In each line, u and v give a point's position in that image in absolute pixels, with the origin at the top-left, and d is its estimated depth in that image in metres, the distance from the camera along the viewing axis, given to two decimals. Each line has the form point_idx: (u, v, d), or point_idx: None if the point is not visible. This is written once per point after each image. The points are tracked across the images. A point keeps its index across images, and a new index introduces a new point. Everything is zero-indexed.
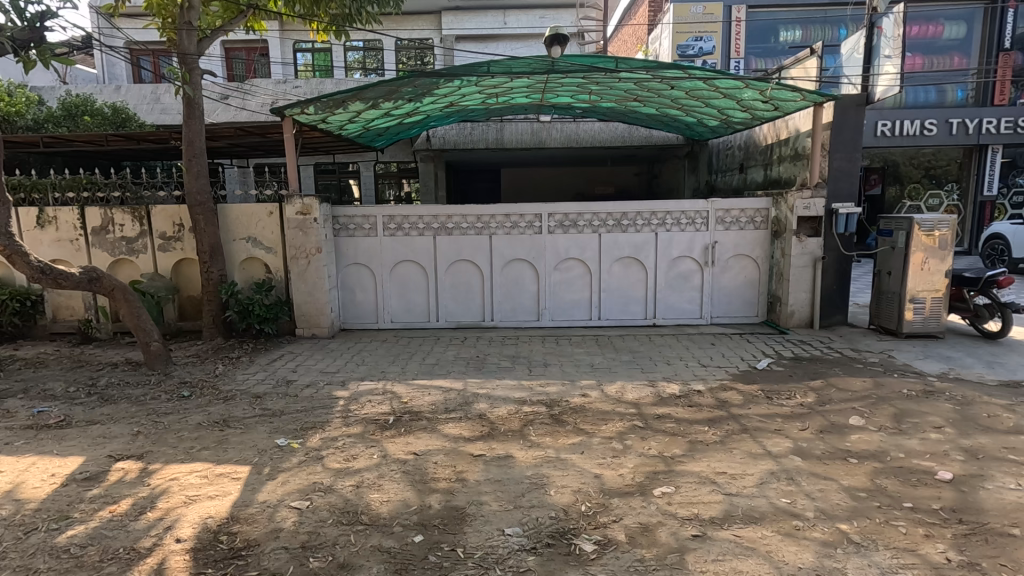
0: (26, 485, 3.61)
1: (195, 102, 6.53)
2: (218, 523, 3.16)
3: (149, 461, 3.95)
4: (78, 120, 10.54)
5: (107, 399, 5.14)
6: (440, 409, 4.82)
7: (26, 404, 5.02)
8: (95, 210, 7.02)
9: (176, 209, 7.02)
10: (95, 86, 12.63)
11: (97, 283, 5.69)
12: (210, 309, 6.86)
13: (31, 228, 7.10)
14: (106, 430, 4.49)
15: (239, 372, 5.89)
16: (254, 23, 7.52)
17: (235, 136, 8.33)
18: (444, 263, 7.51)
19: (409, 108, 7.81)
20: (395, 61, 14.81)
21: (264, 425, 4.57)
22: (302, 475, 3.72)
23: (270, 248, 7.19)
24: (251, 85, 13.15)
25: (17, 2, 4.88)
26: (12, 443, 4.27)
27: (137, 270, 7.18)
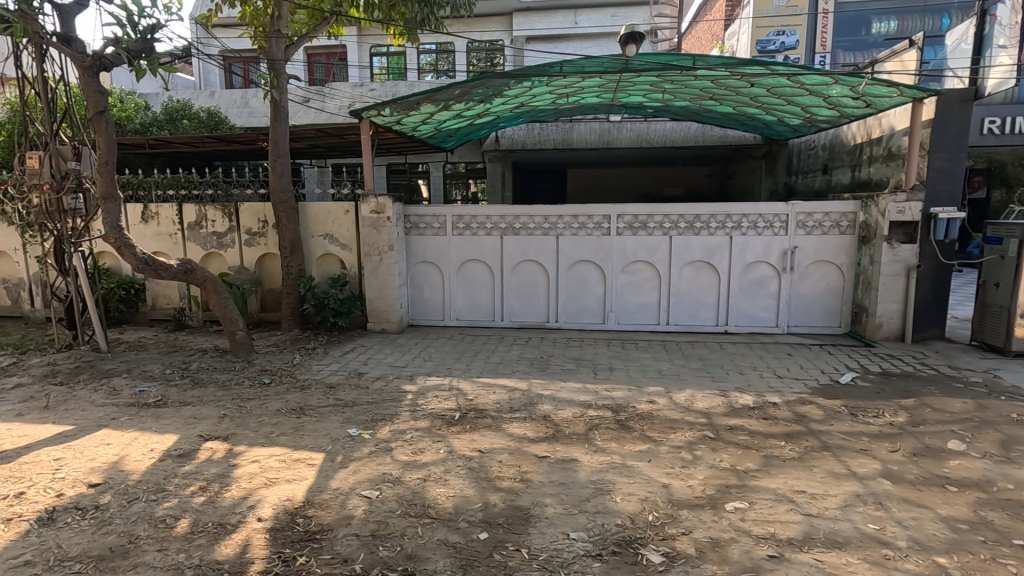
0: (129, 458, 3.95)
1: (282, 106, 6.89)
2: (295, 506, 3.32)
3: (234, 443, 4.22)
4: (178, 123, 11.44)
5: (198, 382, 5.54)
6: (505, 408, 4.85)
7: (129, 383, 5.49)
8: (191, 206, 7.58)
9: (261, 207, 7.45)
10: (192, 91, 13.67)
11: (191, 275, 6.13)
12: (289, 302, 7.24)
13: (136, 222, 7.74)
14: (197, 411, 4.84)
15: (315, 362, 6.18)
16: (336, 29, 7.87)
17: (316, 137, 8.76)
18: (510, 263, 7.55)
19: (480, 109, 7.92)
20: (466, 63, 15.00)
21: (337, 414, 4.77)
22: (373, 466, 3.85)
23: (345, 245, 7.50)
24: (331, 89, 13.79)
25: (132, 16, 5.35)
26: (118, 418, 4.68)
27: (226, 263, 7.68)
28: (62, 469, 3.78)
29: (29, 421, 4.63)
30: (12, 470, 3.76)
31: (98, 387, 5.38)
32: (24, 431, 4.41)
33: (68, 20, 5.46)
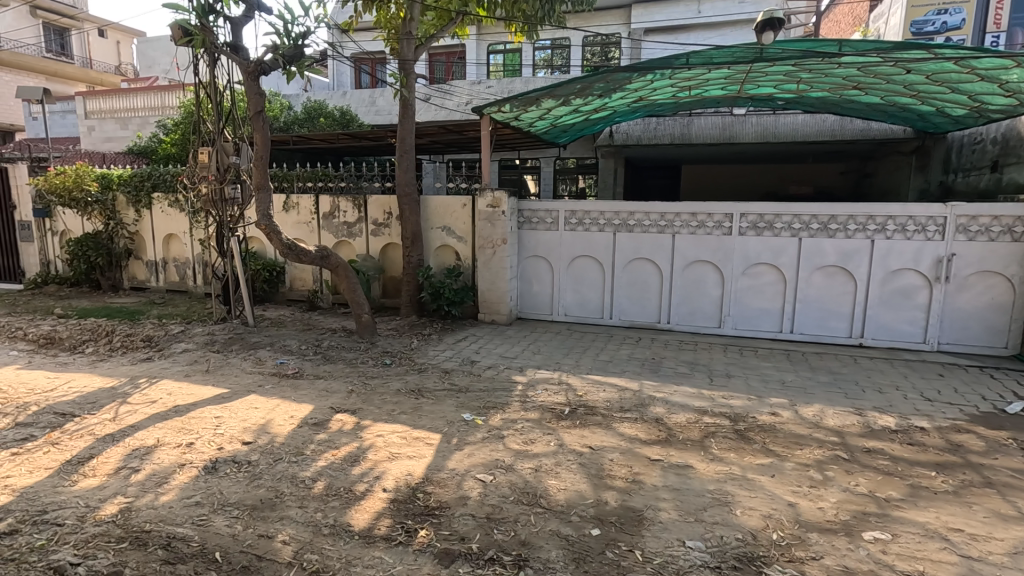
0: (274, 422, 4.42)
1: (411, 104, 7.29)
2: (416, 482, 3.53)
3: (360, 417, 4.57)
4: (315, 122, 12.55)
5: (329, 358, 6.07)
6: (616, 407, 4.79)
7: (273, 355, 6.14)
8: (326, 198, 8.28)
9: (387, 199, 7.95)
10: (328, 92, 14.90)
11: (327, 260, 6.68)
12: (408, 289, 7.68)
13: (280, 211, 8.59)
14: (328, 384, 5.31)
15: (431, 348, 6.51)
16: (461, 29, 8.15)
17: (438, 134, 9.19)
18: (623, 261, 7.42)
19: (598, 104, 7.84)
20: (581, 58, 14.89)
21: (452, 398, 4.99)
22: (486, 451, 3.98)
23: (461, 238, 7.79)
24: (451, 86, 14.42)
25: (288, 26, 5.93)
26: (264, 385, 5.26)
27: (354, 251, 8.30)
28: (222, 426, 4.32)
29: (194, 382, 5.33)
30: (183, 423, 4.36)
31: (248, 357, 6.07)
32: (191, 390, 5.09)
33: (238, 31, 6.16)
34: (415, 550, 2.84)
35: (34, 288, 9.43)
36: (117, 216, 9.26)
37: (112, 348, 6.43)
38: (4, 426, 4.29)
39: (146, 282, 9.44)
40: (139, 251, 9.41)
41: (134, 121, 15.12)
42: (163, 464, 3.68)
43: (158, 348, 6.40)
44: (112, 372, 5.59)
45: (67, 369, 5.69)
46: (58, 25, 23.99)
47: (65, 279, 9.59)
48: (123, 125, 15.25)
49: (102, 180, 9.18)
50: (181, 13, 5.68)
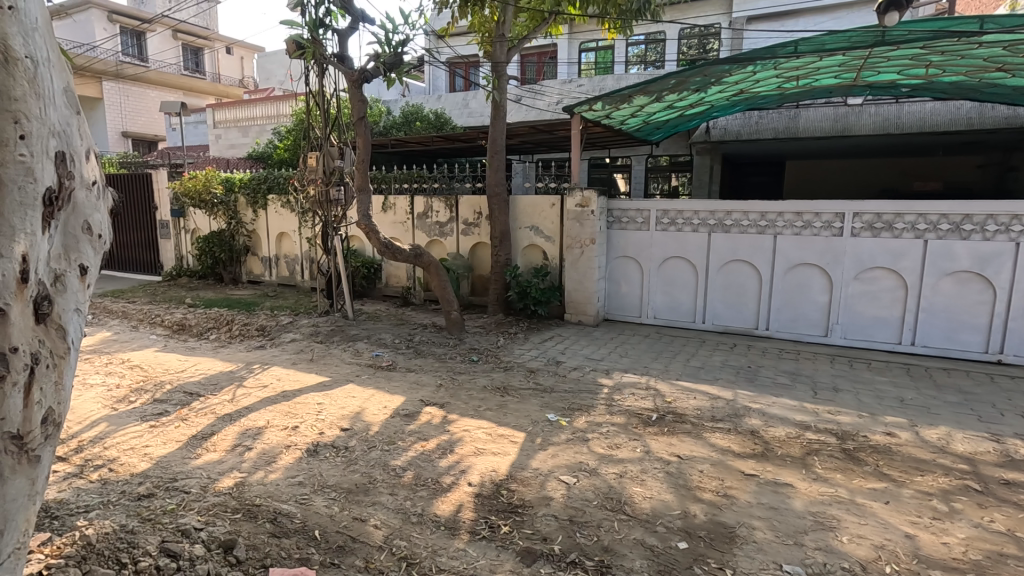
0: (369, 411, 4.67)
1: (502, 105, 7.40)
2: (500, 478, 3.57)
3: (448, 411, 4.71)
4: (412, 125, 13.11)
5: (420, 353, 6.32)
6: (707, 416, 4.57)
7: (369, 347, 6.50)
8: (421, 198, 8.62)
9: (478, 199, 8.14)
10: (424, 96, 15.52)
11: (420, 258, 6.95)
12: (496, 288, 7.81)
13: (377, 211, 9.05)
14: (419, 378, 5.53)
15: (517, 346, 6.58)
16: (553, 29, 8.15)
17: (528, 134, 9.25)
18: (718, 263, 7.06)
19: (693, 99, 7.52)
20: (677, 52, 14.36)
21: (537, 398, 5.01)
22: (570, 452, 3.96)
23: (549, 237, 7.79)
24: (541, 87, 14.55)
25: (389, 35, 6.24)
26: (360, 376, 5.58)
27: (445, 249, 8.57)
28: (323, 412, 4.63)
29: (300, 369, 5.76)
30: (289, 407, 4.73)
31: (347, 348, 6.47)
32: (297, 377, 5.51)
33: (344, 42, 6.57)
34: (497, 546, 2.88)
35: (170, 280, 10.65)
36: (238, 217, 10.21)
37: (232, 335, 7.11)
38: (144, 401, 4.87)
39: (261, 277, 10.34)
40: (255, 248, 10.32)
41: (254, 129, 16.61)
42: (272, 445, 4.01)
43: (270, 338, 7.00)
44: (232, 357, 6.18)
45: (195, 353, 6.37)
46: (194, 45, 26.87)
47: (195, 272, 10.73)
48: (244, 133, 16.81)
49: (226, 184, 10.18)
50: (295, 29, 6.16)
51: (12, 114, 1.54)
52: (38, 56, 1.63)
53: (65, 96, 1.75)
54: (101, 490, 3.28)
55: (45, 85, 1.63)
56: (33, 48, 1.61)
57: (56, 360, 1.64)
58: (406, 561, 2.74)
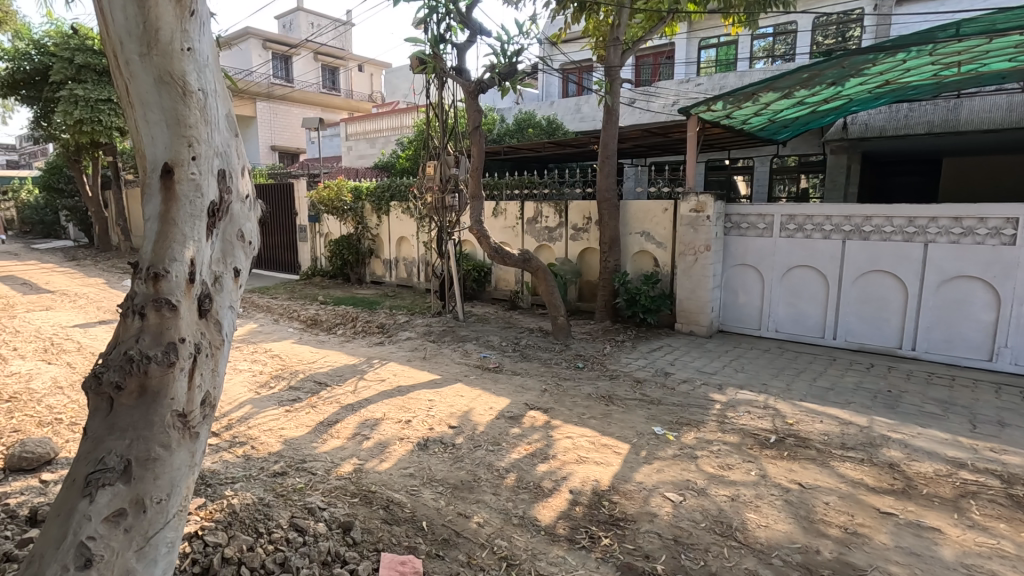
0: (476, 411, 4.83)
1: (615, 109, 7.30)
2: (602, 489, 3.52)
3: (552, 416, 4.72)
4: (524, 132, 13.38)
5: (526, 356, 6.42)
6: (836, 443, 4.14)
7: (478, 349, 6.72)
8: (531, 204, 8.75)
9: (588, 204, 8.09)
10: (537, 103, 15.76)
11: (529, 263, 7.06)
12: (603, 294, 7.70)
13: (489, 217, 9.33)
14: (524, 381, 5.60)
15: (624, 355, 6.44)
16: (671, 28, 7.88)
17: (641, 137, 9.03)
18: (853, 273, 6.39)
19: (828, 93, 6.88)
20: (810, 44, 13.19)
21: (643, 409, 4.86)
22: (677, 469, 3.79)
23: (661, 243, 7.52)
24: (657, 88, 14.18)
25: (505, 45, 6.42)
26: (469, 376, 5.79)
27: (553, 254, 8.61)
28: (433, 408, 4.88)
29: (414, 366, 6.11)
30: (403, 402, 5.02)
31: (457, 349, 6.74)
32: (411, 374, 5.85)
33: (462, 56, 6.87)
34: (597, 557, 2.84)
35: (306, 279, 11.81)
36: (364, 222, 11.06)
37: (356, 331, 7.73)
38: (282, 387, 5.45)
39: (382, 278, 11.11)
40: (378, 251, 11.11)
41: (380, 141, 17.93)
42: (388, 436, 4.29)
43: (388, 335, 7.50)
44: (355, 352, 6.71)
45: (325, 347, 7.00)
46: (332, 65, 29.58)
47: (326, 272, 11.80)
48: (372, 144, 18.20)
49: (355, 192, 11.08)
50: (419, 45, 6.55)
51: (186, 140, 1.81)
52: (208, 89, 1.88)
53: (228, 121, 2.00)
54: (245, 464, 3.72)
55: (212, 112, 1.89)
56: (205, 82, 1.87)
57: (213, 350, 1.88)
58: (506, 562, 2.79)
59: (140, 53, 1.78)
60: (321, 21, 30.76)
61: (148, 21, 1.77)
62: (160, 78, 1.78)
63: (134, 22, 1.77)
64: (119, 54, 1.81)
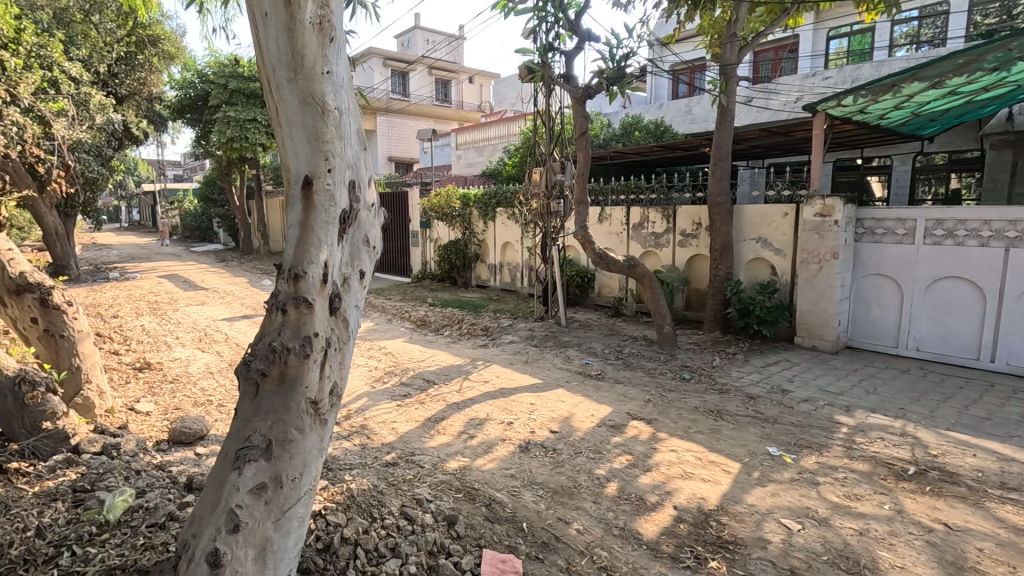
0: (577, 417, 4.81)
1: (730, 109, 6.95)
2: (709, 508, 3.34)
3: (656, 428, 4.58)
4: (632, 136, 13.13)
5: (629, 365, 6.28)
6: (992, 482, 3.60)
7: (580, 355, 6.69)
8: (637, 209, 8.56)
9: (698, 209, 7.76)
10: (645, 106, 15.42)
11: (634, 269, 6.91)
12: (713, 303, 7.32)
13: (594, 222, 9.25)
14: (627, 391, 5.48)
15: (735, 368, 6.08)
16: (796, 19, 7.34)
17: (759, 138, 8.49)
18: (1018, 286, 5.55)
19: (990, 80, 6.02)
20: (966, 24, 11.63)
21: (756, 427, 4.56)
22: (795, 495, 3.50)
23: (780, 250, 7.01)
24: (777, 84, 13.35)
25: (614, 50, 6.36)
26: (570, 382, 5.77)
27: (660, 261, 8.35)
28: (535, 412, 4.93)
29: (516, 369, 6.22)
30: (505, 404, 5.14)
31: (559, 354, 6.76)
32: (514, 377, 5.97)
33: (570, 63, 6.90)
34: None
35: (417, 282, 12.48)
36: (472, 228, 11.47)
37: (462, 333, 8.03)
38: (393, 383, 5.81)
39: (487, 281, 11.43)
40: (483, 256, 11.46)
41: (488, 149, 18.51)
42: (491, 436, 4.41)
43: (492, 338, 7.71)
44: (461, 353, 6.98)
45: (433, 346, 7.36)
46: (444, 78, 31.03)
47: (436, 276, 12.38)
48: (480, 153, 18.83)
49: (463, 199, 11.52)
50: (528, 55, 6.69)
51: (324, 154, 2.01)
52: (343, 107, 2.08)
53: (358, 136, 2.19)
54: (361, 453, 4.01)
55: (346, 128, 2.08)
56: (341, 100, 2.07)
57: (341, 345, 2.06)
58: (606, 571, 2.75)
59: (289, 78, 2.00)
60: (436, 37, 32.40)
61: (295, 49, 1.97)
62: (304, 99, 1.99)
63: (284, 50, 1.98)
64: (271, 79, 2.04)
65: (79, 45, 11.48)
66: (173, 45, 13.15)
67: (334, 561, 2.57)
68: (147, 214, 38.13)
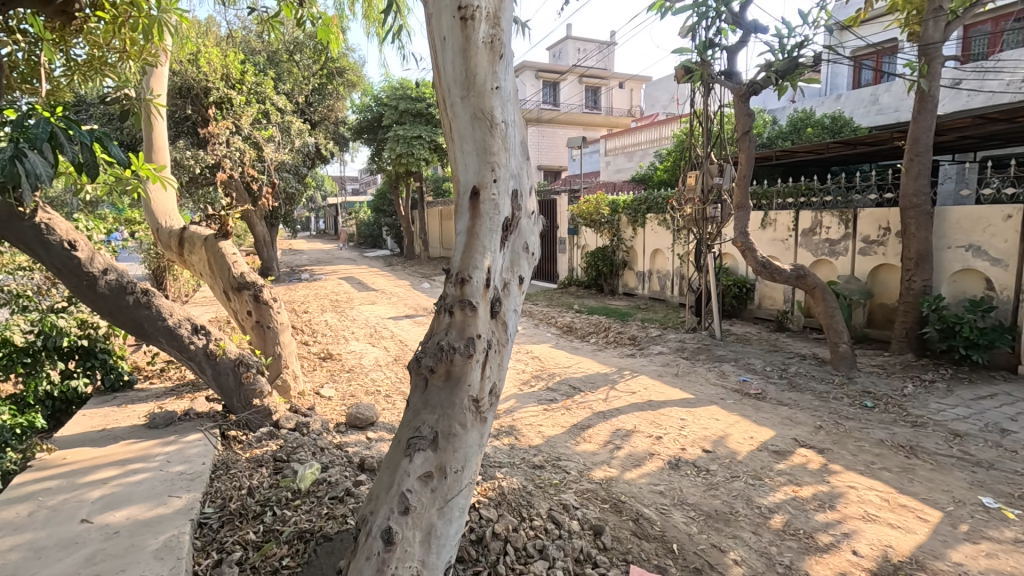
0: (732, 438, 4.47)
1: (931, 96, 5.96)
2: (898, 559, 2.88)
3: (829, 459, 4.07)
4: (802, 133, 11.91)
5: (795, 386, 5.68)
6: None
7: (737, 371, 6.21)
8: (808, 213, 7.73)
9: (886, 212, 6.77)
10: (819, 99, 13.91)
11: (802, 280, 6.25)
12: (904, 320, 6.32)
13: (756, 228, 8.54)
14: (793, 414, 4.95)
15: (933, 399, 5.17)
16: None
17: (970, 126, 7.16)
18: None
19: None
20: None
21: (963, 471, 3.82)
22: (1019, 560, 2.87)
23: (998, 260, 5.83)
24: (996, 62, 11.18)
25: (784, 40, 5.83)
26: (726, 400, 5.38)
27: (835, 271, 7.44)
28: (685, 428, 4.68)
29: (666, 382, 5.96)
30: (653, 417, 4.96)
31: (713, 369, 6.35)
32: (663, 390, 5.72)
33: (733, 58, 6.48)
34: None
35: (564, 288, 12.62)
36: (620, 234, 11.29)
37: (608, 341, 7.93)
38: (541, 387, 5.92)
39: (635, 289, 11.16)
40: (631, 263, 11.22)
41: (638, 154, 18.10)
42: (639, 449, 4.28)
43: (639, 347, 7.49)
44: (607, 361, 6.88)
45: (579, 353, 7.36)
46: (594, 85, 31.09)
47: (582, 282, 12.41)
48: (630, 158, 18.48)
49: (612, 205, 11.39)
50: (686, 54, 6.41)
51: (490, 166, 2.12)
52: (509, 120, 2.18)
53: (522, 147, 2.27)
54: (510, 452, 4.16)
55: (510, 140, 2.18)
56: (507, 114, 2.17)
57: (500, 347, 2.14)
58: None
59: (462, 96, 2.14)
60: (587, 45, 32.61)
61: (469, 69, 2.11)
62: (475, 115, 2.12)
63: (459, 71, 2.13)
64: (446, 98, 2.19)
65: (285, 81, 13.73)
66: (355, 75, 14.81)
67: (485, 554, 2.69)
68: (331, 223, 43.76)
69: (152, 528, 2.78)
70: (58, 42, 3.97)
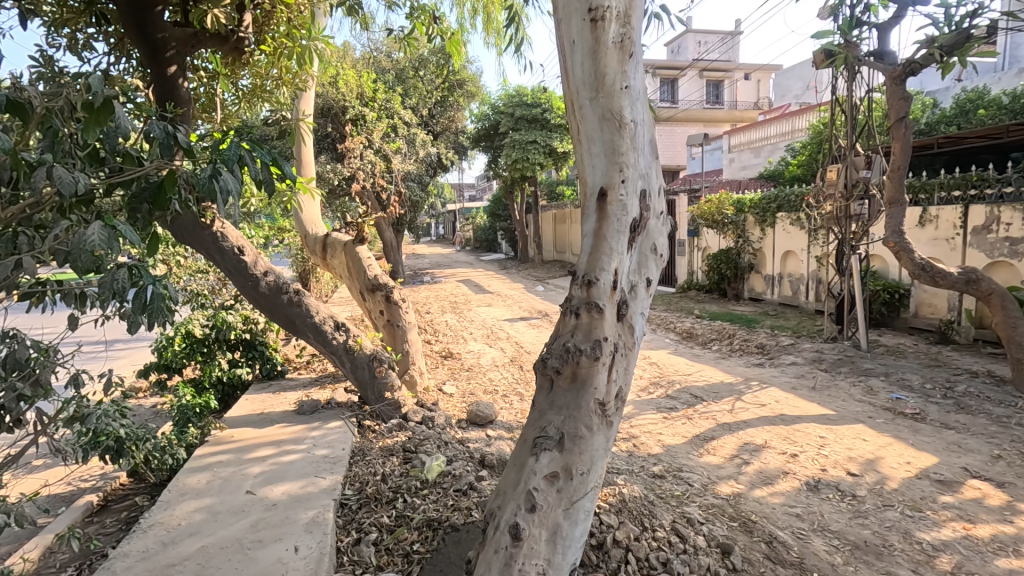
0: (885, 461, 3.98)
1: None
2: None
3: (1012, 495, 3.48)
4: (972, 115, 10.34)
5: (965, 407, 4.92)
6: None
7: (888, 388, 5.52)
8: (980, 208, 6.68)
9: None
10: (993, 75, 12.03)
11: (974, 285, 5.41)
12: None
13: (912, 226, 7.54)
14: (962, 440, 4.29)
15: None
16: None
17: None
18: None
19: None
20: None
21: None
22: None
23: None
24: None
25: (951, 10, 5.10)
26: (875, 419, 4.80)
27: (1018, 275, 6.36)
28: (826, 447, 4.25)
29: (801, 396, 5.46)
30: (787, 432, 4.57)
31: (859, 383, 5.70)
32: (798, 403, 5.25)
33: (885, 36, 5.80)
34: None
35: (683, 292, 12.08)
36: (746, 235, 10.58)
37: (733, 349, 7.46)
38: (659, 394, 5.72)
39: (762, 294, 10.39)
40: (759, 266, 10.46)
41: (766, 149, 16.83)
42: (771, 466, 3.96)
43: (769, 357, 6.95)
44: (732, 370, 6.46)
45: (700, 361, 7.01)
46: (716, 78, 29.57)
47: (703, 286, 11.80)
48: (757, 153, 17.28)
49: (737, 205, 10.70)
50: (827, 37, 5.85)
51: (618, 166, 2.10)
52: (638, 119, 2.14)
53: (652, 147, 2.22)
54: (629, 459, 4.06)
55: (639, 140, 2.14)
56: (636, 113, 2.13)
57: (627, 350, 2.11)
58: None
59: (591, 97, 2.13)
60: (709, 37, 31.12)
61: (598, 70, 2.10)
62: (604, 116, 2.10)
63: (588, 72, 2.12)
64: (575, 101, 2.20)
65: (411, 96, 14.67)
66: (474, 85, 15.44)
67: (606, 560, 2.63)
68: (450, 228, 45.89)
69: (303, 503, 3.10)
70: (229, 75, 4.56)
